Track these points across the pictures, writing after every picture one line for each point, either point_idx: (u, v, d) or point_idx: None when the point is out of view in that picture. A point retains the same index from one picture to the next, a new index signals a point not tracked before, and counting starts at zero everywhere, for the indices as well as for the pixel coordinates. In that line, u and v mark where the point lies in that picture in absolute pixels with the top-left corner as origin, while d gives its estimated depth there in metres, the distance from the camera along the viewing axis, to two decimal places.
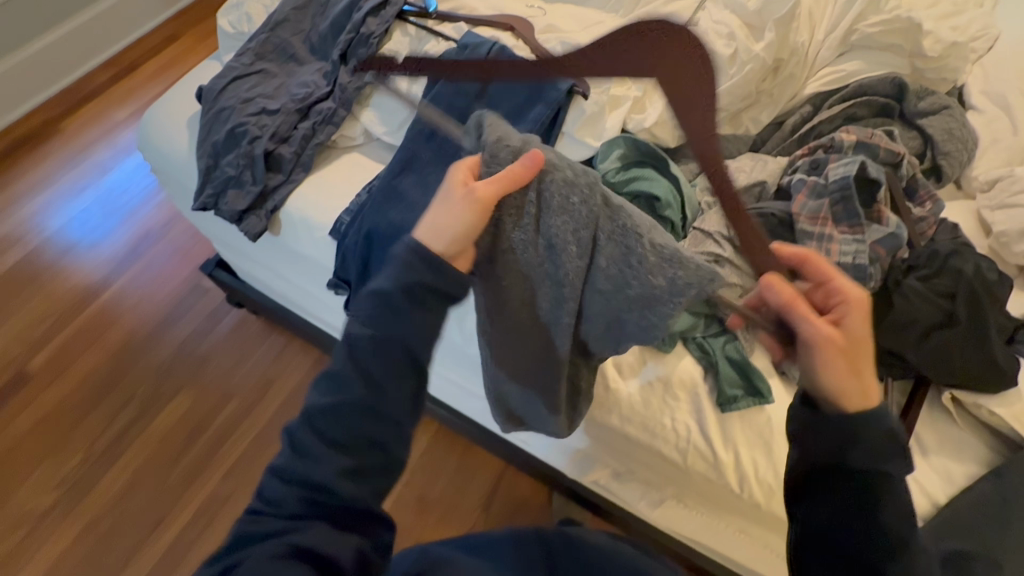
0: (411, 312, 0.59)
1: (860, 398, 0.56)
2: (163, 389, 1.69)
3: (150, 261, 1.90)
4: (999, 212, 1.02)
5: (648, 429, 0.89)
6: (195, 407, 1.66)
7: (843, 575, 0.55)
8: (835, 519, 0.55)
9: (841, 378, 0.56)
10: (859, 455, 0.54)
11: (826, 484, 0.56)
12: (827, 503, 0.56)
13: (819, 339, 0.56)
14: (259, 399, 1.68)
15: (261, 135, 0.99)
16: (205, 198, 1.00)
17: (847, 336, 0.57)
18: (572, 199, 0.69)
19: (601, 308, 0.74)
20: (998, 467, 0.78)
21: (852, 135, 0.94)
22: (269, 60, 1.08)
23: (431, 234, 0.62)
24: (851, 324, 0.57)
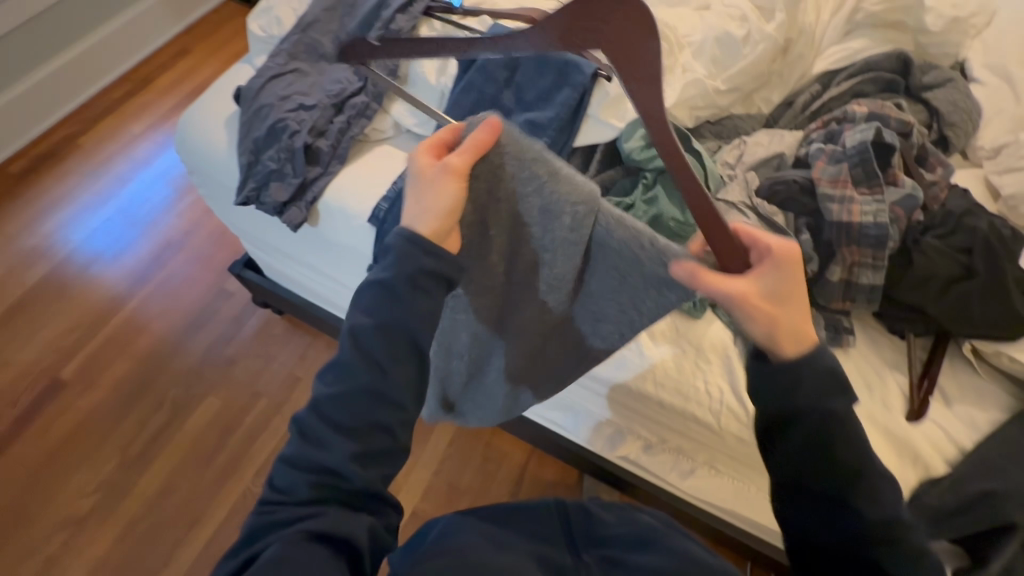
0: (412, 297, 0.57)
1: (800, 343, 0.55)
2: (194, 391, 1.73)
3: (175, 268, 1.95)
4: (1007, 175, 1.07)
5: (682, 393, 0.93)
6: (226, 407, 1.70)
7: (824, 512, 0.56)
8: (803, 467, 0.56)
9: (775, 331, 0.54)
10: (801, 400, 0.55)
11: (777, 440, 0.57)
12: (785, 460, 0.57)
13: (741, 299, 0.52)
14: (289, 397, 1.72)
15: (300, 129, 1.04)
16: (248, 192, 1.04)
17: (773, 287, 0.53)
18: (563, 209, 0.62)
19: (599, 309, 0.71)
20: (1020, 412, 0.82)
21: (863, 107, 0.99)
22: (302, 60, 1.14)
23: (414, 216, 0.58)
24: (778, 275, 0.53)
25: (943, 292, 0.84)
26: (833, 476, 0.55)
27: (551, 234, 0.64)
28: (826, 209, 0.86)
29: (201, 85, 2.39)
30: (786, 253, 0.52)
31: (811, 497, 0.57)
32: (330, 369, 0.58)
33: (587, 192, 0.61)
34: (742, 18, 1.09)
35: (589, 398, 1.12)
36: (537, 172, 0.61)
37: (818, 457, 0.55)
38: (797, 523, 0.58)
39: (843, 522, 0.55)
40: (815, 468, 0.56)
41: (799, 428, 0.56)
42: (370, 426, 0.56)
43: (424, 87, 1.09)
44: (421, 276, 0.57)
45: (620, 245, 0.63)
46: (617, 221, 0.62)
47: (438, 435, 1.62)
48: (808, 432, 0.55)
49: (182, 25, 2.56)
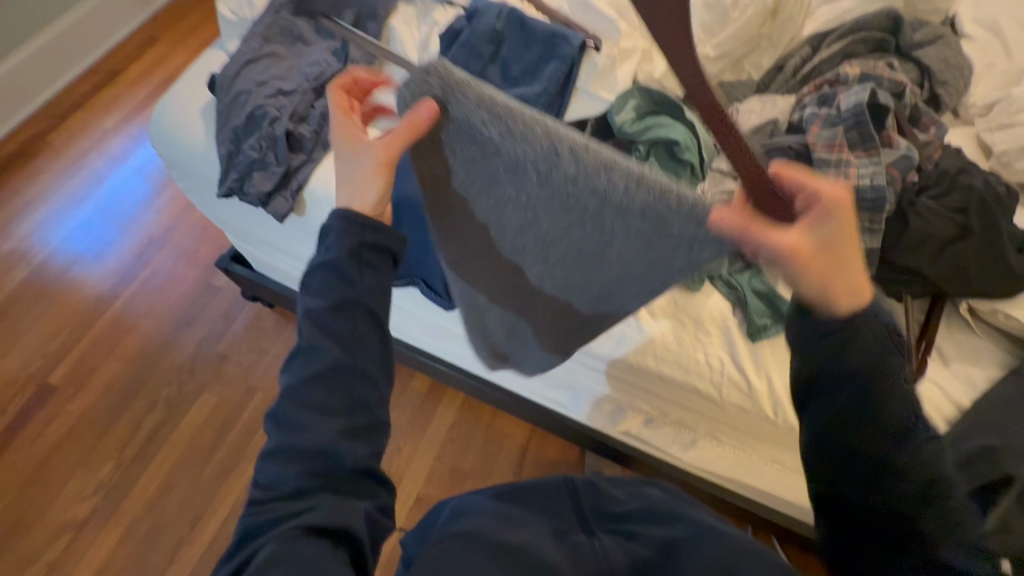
0: (360, 274, 0.61)
1: (853, 300, 0.54)
2: (189, 388, 1.71)
3: (160, 266, 1.91)
4: (999, 132, 1.06)
5: (682, 366, 0.93)
6: (222, 403, 1.69)
7: (859, 469, 0.57)
8: (841, 424, 0.56)
9: (830, 284, 0.53)
10: (858, 357, 0.54)
11: (822, 413, 0.57)
12: (827, 427, 0.57)
13: (793, 247, 0.52)
14: None
15: (280, 115, 1.01)
16: (231, 183, 1.01)
17: (828, 237, 0.53)
18: (527, 161, 0.59)
19: (605, 263, 0.68)
20: (1017, 367, 0.83)
21: (856, 68, 0.98)
22: (277, 42, 1.09)
23: (357, 192, 0.63)
24: (830, 224, 0.52)
25: (945, 246, 0.84)
26: (879, 441, 0.55)
27: (523, 191, 0.63)
28: (824, 173, 0.84)
29: (172, 76, 2.31)
30: (837, 202, 0.52)
31: (861, 469, 0.56)
32: (320, 351, 0.58)
33: (544, 146, 0.57)
34: None
35: (586, 375, 1.12)
36: (488, 130, 0.59)
37: (861, 419, 0.56)
38: (844, 499, 0.58)
39: (895, 492, 0.56)
40: (860, 433, 0.56)
41: (844, 395, 0.56)
42: (348, 404, 0.57)
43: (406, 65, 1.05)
44: (365, 251, 0.62)
45: (591, 200, 0.59)
46: (577, 176, 0.57)
47: (438, 418, 1.63)
48: (853, 396, 0.55)
49: (147, 12, 2.45)
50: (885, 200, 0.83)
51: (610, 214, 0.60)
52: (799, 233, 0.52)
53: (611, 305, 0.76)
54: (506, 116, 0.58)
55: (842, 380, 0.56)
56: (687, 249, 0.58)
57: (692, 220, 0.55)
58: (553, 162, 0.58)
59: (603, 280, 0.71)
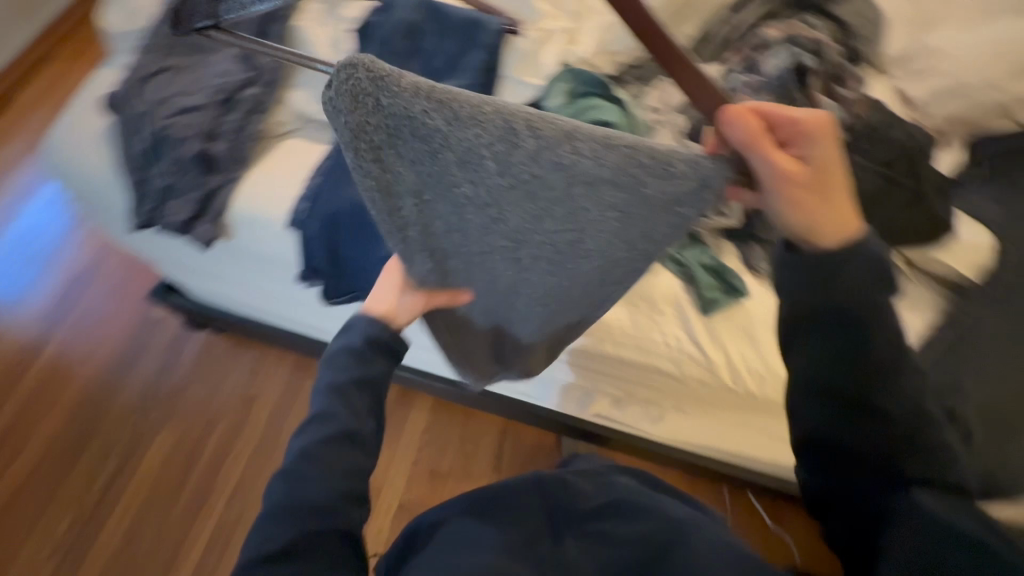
0: (374, 362, 0.68)
1: (843, 229, 0.52)
2: (144, 429, 1.61)
3: (90, 304, 1.77)
4: (915, 81, 1.09)
5: (641, 348, 0.93)
6: (180, 441, 1.60)
7: (846, 413, 0.55)
8: (830, 370, 0.55)
9: (819, 211, 0.52)
10: (844, 289, 0.53)
11: (803, 351, 0.56)
12: (811, 367, 0.56)
13: (780, 172, 0.51)
14: (245, 417, 1.63)
15: (189, 135, 0.93)
16: (147, 214, 0.94)
17: (818, 159, 0.50)
18: (483, 146, 0.56)
19: (579, 249, 0.66)
20: (951, 309, 0.87)
21: (776, 30, 0.99)
22: (177, 54, 1.00)
23: (374, 300, 0.72)
24: (819, 148, 0.50)
25: (875, 202, 0.86)
26: (866, 375, 0.54)
27: (482, 186, 0.60)
28: None
29: (70, 96, 2.11)
30: (824, 124, 0.49)
31: (847, 404, 0.55)
32: (331, 414, 0.62)
33: (495, 130, 0.55)
34: None
35: (550, 366, 1.10)
36: (433, 120, 0.55)
37: (844, 355, 0.54)
38: (831, 433, 0.56)
39: (882, 425, 0.54)
40: (844, 369, 0.54)
41: (827, 330, 0.54)
42: (349, 471, 0.60)
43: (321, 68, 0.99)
44: (380, 349, 0.69)
45: (557, 177, 0.58)
46: (538, 151, 0.56)
47: (411, 424, 1.59)
48: (835, 331, 0.54)
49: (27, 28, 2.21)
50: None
51: (578, 188, 0.58)
52: (788, 159, 0.51)
53: (592, 297, 0.73)
54: (449, 103, 0.54)
55: (821, 313, 0.54)
56: (665, 212, 0.58)
57: (665, 175, 0.56)
58: (512, 142, 0.56)
59: (582, 270, 0.69)
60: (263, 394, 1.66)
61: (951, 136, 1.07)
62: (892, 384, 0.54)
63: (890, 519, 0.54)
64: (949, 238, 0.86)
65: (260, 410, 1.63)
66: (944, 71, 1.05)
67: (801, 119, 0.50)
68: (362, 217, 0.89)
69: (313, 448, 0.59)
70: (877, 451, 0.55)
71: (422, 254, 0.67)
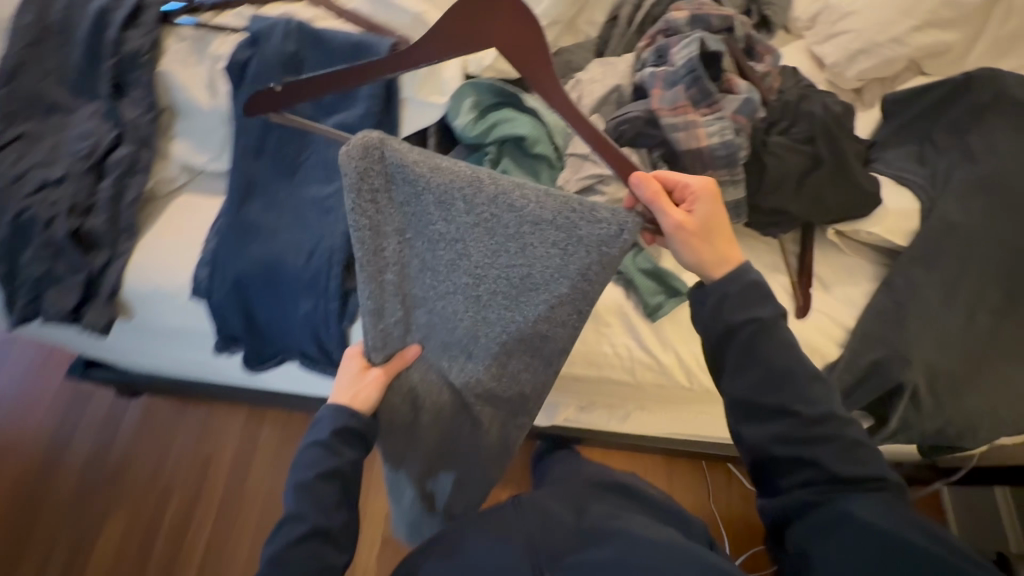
0: (338, 449, 0.71)
1: (724, 266, 0.62)
2: (96, 508, 1.49)
3: (9, 386, 1.62)
4: (828, 43, 1.07)
5: (592, 363, 0.90)
6: (136, 516, 1.49)
7: (776, 419, 0.61)
8: (758, 384, 0.61)
9: (707, 255, 0.61)
10: (733, 306, 0.62)
11: (726, 373, 0.63)
12: (742, 384, 0.62)
13: (677, 222, 0.58)
14: (203, 478, 1.52)
15: (56, 213, 0.82)
16: (23, 309, 0.83)
17: (703, 215, 0.60)
18: (453, 196, 0.61)
19: (529, 307, 0.65)
20: (888, 277, 0.84)
21: (683, 12, 0.95)
22: (29, 119, 0.88)
23: (337, 394, 0.73)
24: (703, 208, 0.60)
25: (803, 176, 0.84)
26: (770, 383, 0.61)
27: (450, 227, 0.63)
28: (674, 139, 0.81)
29: None
30: (708, 187, 0.60)
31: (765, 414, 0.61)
32: (303, 514, 0.67)
33: (463, 176, 0.59)
34: None
35: None
36: (416, 169, 0.60)
37: (750, 368, 0.62)
38: (763, 447, 0.62)
39: (796, 427, 0.60)
40: (754, 383, 0.62)
41: (732, 350, 0.62)
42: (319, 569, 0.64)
43: (198, 115, 0.87)
44: (343, 430, 0.71)
45: (510, 223, 0.60)
46: (497, 194, 0.59)
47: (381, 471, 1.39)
48: (740, 348, 0.62)
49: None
50: (735, 155, 0.81)
51: (529, 234, 0.60)
52: (683, 213, 0.60)
53: (543, 360, 0.70)
54: (431, 155, 0.60)
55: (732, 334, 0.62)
56: (600, 252, 0.58)
57: (593, 219, 0.57)
58: (476, 185, 0.59)
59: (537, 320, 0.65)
60: (219, 450, 1.54)
61: (866, 96, 1.07)
62: (795, 386, 0.61)
63: (832, 533, 0.56)
64: (877, 205, 0.85)
65: (217, 469, 1.52)
66: (854, 31, 1.02)
67: (688, 183, 0.60)
68: (272, 277, 0.80)
69: (286, 549, 0.64)
70: (800, 453, 0.60)
71: (393, 300, 0.70)
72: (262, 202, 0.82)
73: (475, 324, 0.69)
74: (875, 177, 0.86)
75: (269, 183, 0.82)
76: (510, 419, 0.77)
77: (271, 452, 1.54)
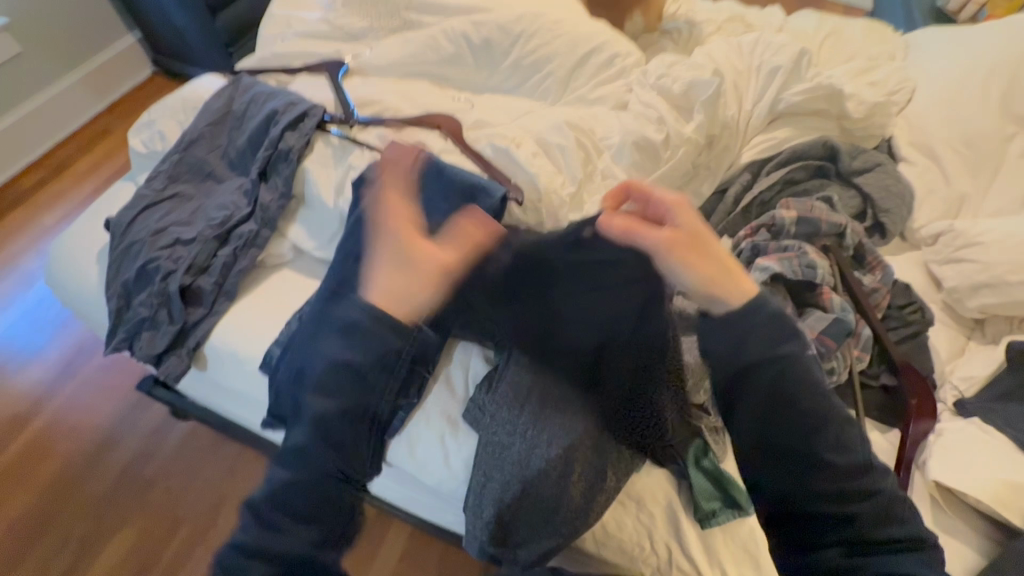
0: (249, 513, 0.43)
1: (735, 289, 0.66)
2: (98, 529, 1.34)
3: (92, 372, 1.57)
4: (947, 266, 1.02)
5: (625, 553, 0.80)
6: (143, 538, 1.32)
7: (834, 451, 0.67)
8: (792, 427, 0.67)
9: (710, 285, 0.65)
10: (756, 345, 0.66)
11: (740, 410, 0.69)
12: (773, 407, 0.67)
13: (673, 246, 0.63)
14: (207, 484, 1.39)
15: (175, 269, 0.91)
16: (117, 342, 0.90)
17: (688, 227, 0.63)
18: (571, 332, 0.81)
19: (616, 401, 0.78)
20: (996, 562, 0.72)
21: (792, 211, 0.94)
22: (184, 181, 1.02)
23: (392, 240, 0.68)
24: (681, 221, 0.63)
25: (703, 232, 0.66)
26: (817, 398, 0.67)
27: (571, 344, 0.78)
28: None
29: (106, 156, 2.04)
30: (682, 201, 0.64)
31: (768, 418, 0.68)
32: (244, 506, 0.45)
33: None
34: (659, 121, 0.99)
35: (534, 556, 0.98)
36: None
37: (782, 401, 0.67)
38: (813, 461, 0.67)
39: (853, 432, 0.68)
40: (773, 412, 0.67)
41: (791, 352, 0.66)
42: None
43: (321, 209, 0.97)
44: None
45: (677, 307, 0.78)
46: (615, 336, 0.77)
47: (392, 539, 1.23)
48: (776, 367, 0.66)
49: (78, 71, 2.09)
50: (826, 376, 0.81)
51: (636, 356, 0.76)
52: (682, 247, 0.63)
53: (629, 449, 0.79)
54: None
55: (743, 349, 0.66)
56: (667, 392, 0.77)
57: None
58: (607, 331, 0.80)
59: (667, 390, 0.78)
60: (237, 494, 1.37)
61: (990, 330, 0.99)
62: (779, 391, 0.67)
63: (888, 520, 0.69)
64: (934, 472, 0.78)
65: (217, 487, 1.38)
66: (978, 262, 0.97)
67: (660, 200, 0.64)
68: None
69: None
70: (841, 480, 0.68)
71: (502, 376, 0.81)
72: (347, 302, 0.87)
73: (575, 409, 0.77)
74: (924, 435, 0.84)
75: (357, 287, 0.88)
76: (596, 482, 0.77)
77: (404, 544, 1.23)
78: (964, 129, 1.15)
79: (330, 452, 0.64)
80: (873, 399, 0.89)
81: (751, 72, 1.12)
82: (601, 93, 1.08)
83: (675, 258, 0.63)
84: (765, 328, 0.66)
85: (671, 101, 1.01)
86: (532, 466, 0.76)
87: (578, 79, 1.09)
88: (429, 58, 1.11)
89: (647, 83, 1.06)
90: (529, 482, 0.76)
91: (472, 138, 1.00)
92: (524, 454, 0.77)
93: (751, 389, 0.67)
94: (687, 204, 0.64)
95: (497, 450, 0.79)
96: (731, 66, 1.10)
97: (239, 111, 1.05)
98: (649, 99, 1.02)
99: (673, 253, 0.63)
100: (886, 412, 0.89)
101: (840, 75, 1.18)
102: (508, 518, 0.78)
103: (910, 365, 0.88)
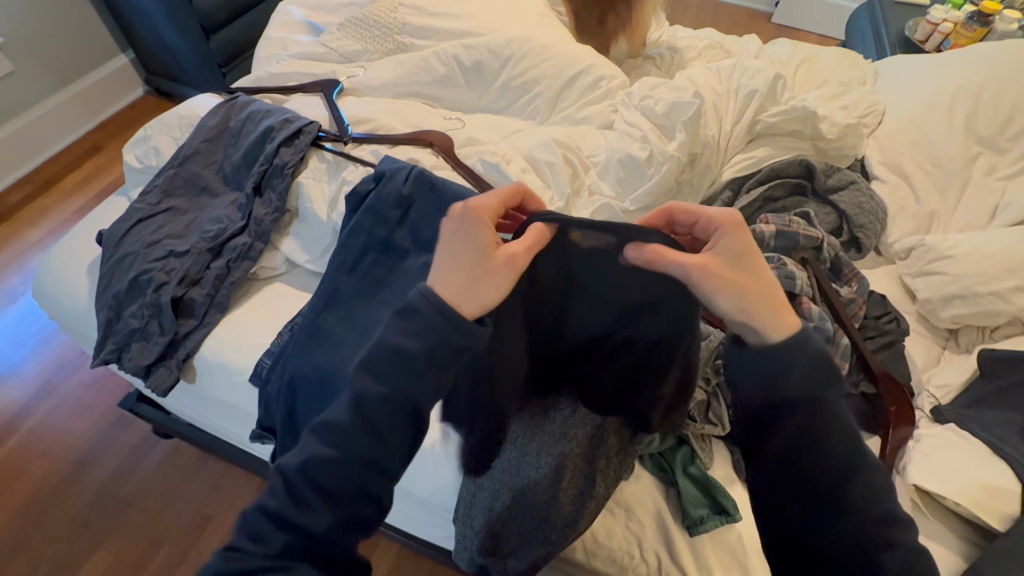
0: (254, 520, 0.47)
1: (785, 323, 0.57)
2: (73, 554, 1.30)
3: (73, 390, 1.55)
4: (920, 278, 1.06)
5: (615, 561, 0.81)
6: (120, 561, 1.29)
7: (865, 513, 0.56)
8: (823, 469, 0.57)
9: (758, 317, 0.56)
10: (792, 386, 0.56)
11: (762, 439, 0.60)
12: (794, 446, 0.57)
13: (709, 265, 0.56)
14: (187, 504, 1.36)
15: (168, 281, 0.91)
16: (106, 354, 0.90)
17: (729, 249, 0.57)
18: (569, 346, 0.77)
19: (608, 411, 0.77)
20: (976, 565, 0.73)
21: (770, 226, 0.98)
22: (179, 195, 1.03)
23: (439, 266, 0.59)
24: (726, 243, 0.57)
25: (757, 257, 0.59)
26: (852, 435, 0.57)
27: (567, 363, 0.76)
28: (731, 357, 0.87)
29: (94, 174, 2.04)
30: (733, 218, 0.58)
31: (794, 456, 0.57)
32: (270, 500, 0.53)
33: None
34: (643, 139, 1.03)
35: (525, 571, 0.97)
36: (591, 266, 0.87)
37: (807, 450, 0.57)
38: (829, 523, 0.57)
39: (880, 478, 0.57)
40: (796, 456, 0.58)
41: (833, 399, 0.56)
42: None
43: (314, 224, 0.99)
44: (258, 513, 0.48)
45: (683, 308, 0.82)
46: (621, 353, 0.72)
47: (379, 557, 1.21)
48: (809, 414, 0.56)
49: (69, 90, 2.10)
50: None
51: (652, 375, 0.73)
52: (720, 269, 0.56)
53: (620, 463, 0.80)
54: None
55: (774, 391, 0.57)
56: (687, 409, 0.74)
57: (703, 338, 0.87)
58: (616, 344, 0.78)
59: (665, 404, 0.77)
60: (220, 513, 1.34)
61: (963, 340, 1.03)
62: (820, 439, 0.57)
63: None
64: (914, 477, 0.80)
65: (199, 506, 1.35)
66: (949, 274, 1.01)
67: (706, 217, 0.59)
68: (319, 389, 0.81)
69: None
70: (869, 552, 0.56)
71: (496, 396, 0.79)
72: (339, 312, 0.88)
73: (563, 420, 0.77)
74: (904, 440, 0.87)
75: (350, 297, 0.89)
76: (584, 487, 0.78)
77: (392, 561, 1.21)
78: (931, 149, 1.21)
79: (366, 437, 0.56)
80: (854, 408, 0.91)
81: (730, 95, 1.18)
82: (587, 113, 1.12)
83: (710, 286, 0.55)
84: (809, 368, 0.56)
85: (654, 121, 1.06)
86: (521, 475, 0.77)
87: (565, 100, 1.14)
88: (421, 79, 1.15)
89: (632, 104, 1.10)
90: (520, 489, 0.77)
91: (463, 155, 1.03)
92: (514, 463, 0.77)
93: (779, 424, 0.58)
94: (740, 225, 0.58)
95: (485, 458, 0.80)
96: (711, 90, 1.15)
97: (236, 127, 1.07)
98: (633, 119, 1.07)
99: (710, 278, 0.55)
100: (867, 420, 0.91)
101: (813, 99, 1.24)
102: (498, 526, 0.78)
103: (888, 375, 0.90)
